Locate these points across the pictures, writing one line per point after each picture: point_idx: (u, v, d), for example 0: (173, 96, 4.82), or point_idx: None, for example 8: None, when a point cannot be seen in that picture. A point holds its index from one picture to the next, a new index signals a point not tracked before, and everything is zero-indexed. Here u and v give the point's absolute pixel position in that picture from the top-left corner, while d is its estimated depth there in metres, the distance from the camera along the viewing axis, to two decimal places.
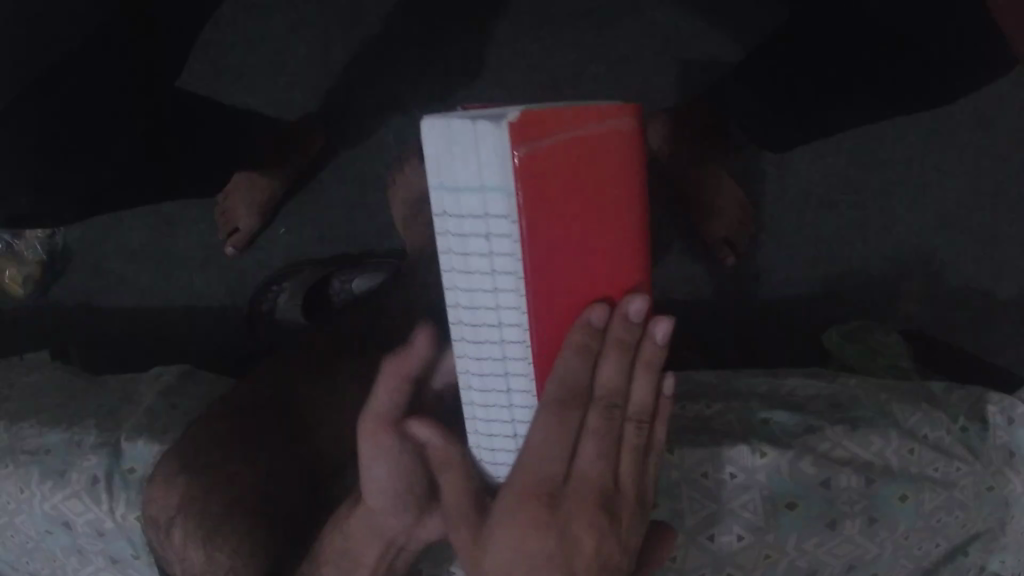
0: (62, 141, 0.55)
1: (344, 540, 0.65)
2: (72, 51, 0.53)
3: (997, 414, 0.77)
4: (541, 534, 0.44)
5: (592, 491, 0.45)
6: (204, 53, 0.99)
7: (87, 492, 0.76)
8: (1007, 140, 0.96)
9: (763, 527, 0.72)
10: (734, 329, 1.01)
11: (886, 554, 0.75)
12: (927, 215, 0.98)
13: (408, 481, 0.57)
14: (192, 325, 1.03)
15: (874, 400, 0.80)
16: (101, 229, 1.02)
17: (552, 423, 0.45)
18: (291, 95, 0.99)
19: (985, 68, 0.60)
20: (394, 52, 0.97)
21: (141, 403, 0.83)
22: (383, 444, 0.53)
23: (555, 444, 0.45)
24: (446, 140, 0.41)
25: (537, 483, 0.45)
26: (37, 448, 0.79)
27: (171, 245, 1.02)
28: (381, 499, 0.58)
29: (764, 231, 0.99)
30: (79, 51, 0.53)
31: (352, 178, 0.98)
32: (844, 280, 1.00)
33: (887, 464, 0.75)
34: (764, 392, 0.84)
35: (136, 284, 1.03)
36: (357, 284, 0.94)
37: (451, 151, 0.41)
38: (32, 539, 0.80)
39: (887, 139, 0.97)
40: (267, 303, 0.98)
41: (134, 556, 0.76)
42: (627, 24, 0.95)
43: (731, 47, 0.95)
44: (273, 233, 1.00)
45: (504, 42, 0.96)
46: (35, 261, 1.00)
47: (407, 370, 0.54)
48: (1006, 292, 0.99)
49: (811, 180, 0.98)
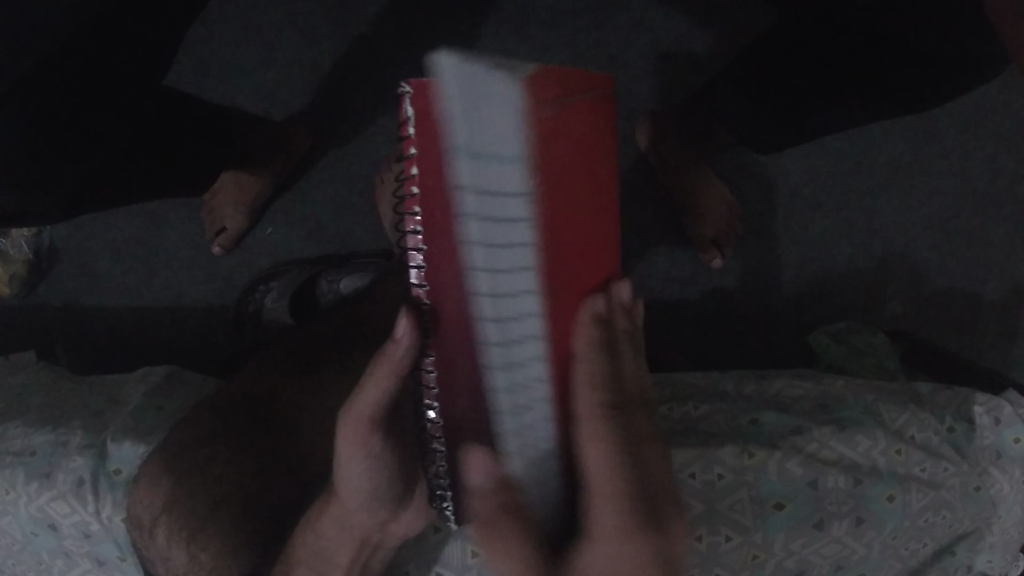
0: (57, 141, 0.55)
1: (318, 536, 0.66)
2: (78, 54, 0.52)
3: (983, 414, 0.78)
4: (641, 539, 0.40)
5: (661, 476, 0.42)
6: (191, 50, 0.98)
7: (73, 494, 0.75)
8: (992, 141, 0.97)
9: (751, 528, 0.72)
10: (723, 329, 1.01)
11: (873, 554, 0.75)
12: (914, 216, 0.99)
13: (387, 478, 0.61)
14: (181, 325, 1.02)
15: (860, 400, 0.80)
16: (89, 228, 1.01)
17: (607, 426, 0.39)
18: (279, 93, 0.98)
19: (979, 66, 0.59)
20: (383, 51, 0.97)
21: (129, 403, 0.82)
22: (362, 439, 0.56)
23: (619, 449, 0.39)
24: (473, 88, 0.26)
25: (623, 490, 0.39)
26: (23, 449, 0.78)
27: (158, 244, 1.01)
28: (361, 501, 0.62)
29: (752, 232, 0.99)
30: (87, 53, 0.53)
31: (340, 178, 0.99)
32: (832, 281, 1.00)
33: (874, 464, 0.75)
34: (751, 392, 0.84)
35: (124, 283, 1.02)
36: (344, 285, 0.94)
37: (479, 106, 0.27)
38: (18, 542, 0.79)
39: (875, 139, 0.97)
40: (254, 303, 0.97)
41: (121, 558, 0.76)
42: (615, 24, 0.96)
43: (718, 48, 0.96)
44: (261, 233, 1.00)
45: (494, 43, 0.97)
46: (21, 260, 1.00)
47: (394, 369, 0.49)
48: (991, 293, 1.01)
49: (799, 180, 0.98)
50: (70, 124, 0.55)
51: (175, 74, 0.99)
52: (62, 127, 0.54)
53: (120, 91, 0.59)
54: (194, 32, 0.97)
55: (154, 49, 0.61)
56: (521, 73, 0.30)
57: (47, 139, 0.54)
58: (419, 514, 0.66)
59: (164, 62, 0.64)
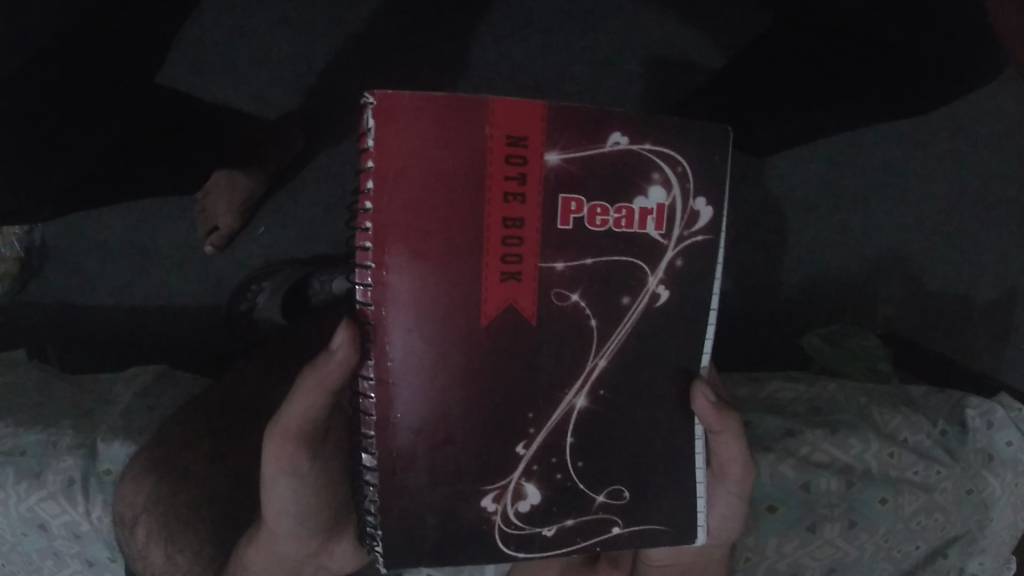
0: (47, 140, 0.54)
1: (259, 550, 0.60)
2: (66, 52, 0.51)
3: (976, 417, 0.78)
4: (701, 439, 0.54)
5: None
6: (184, 47, 0.98)
7: (63, 495, 0.74)
8: (985, 144, 0.98)
9: (744, 532, 0.72)
10: (719, 331, 1.01)
11: (864, 557, 0.75)
12: (908, 218, 0.99)
13: (314, 502, 0.56)
14: (172, 325, 1.02)
15: (853, 403, 0.79)
16: (79, 226, 1.01)
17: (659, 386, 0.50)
18: (272, 92, 0.98)
19: (978, 71, 0.58)
20: (377, 50, 0.97)
21: (119, 403, 0.82)
22: (288, 460, 0.52)
23: None
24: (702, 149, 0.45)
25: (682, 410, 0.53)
26: (12, 449, 0.77)
27: (149, 243, 1.01)
28: (290, 525, 0.56)
29: (746, 233, 0.99)
30: (76, 52, 0.52)
31: (332, 178, 0.99)
32: (826, 282, 1.00)
33: (866, 467, 0.75)
34: (745, 395, 0.83)
35: (116, 282, 1.02)
36: (335, 287, 0.92)
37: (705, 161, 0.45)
38: (8, 542, 0.78)
39: (869, 142, 0.98)
40: (245, 302, 0.97)
41: (111, 559, 0.75)
42: (610, 26, 0.96)
43: (711, 52, 0.97)
44: (251, 233, 1.00)
45: (488, 43, 0.97)
46: (12, 258, 0.98)
47: (323, 383, 0.47)
48: (983, 296, 1.01)
49: (792, 182, 0.98)
50: (59, 120, 0.54)
51: (167, 72, 0.98)
52: (50, 126, 0.54)
53: (116, 87, 0.59)
54: (188, 29, 0.97)
55: (146, 50, 0.61)
56: (637, 147, 0.44)
57: (38, 137, 0.53)
58: (354, 545, 0.62)
59: (155, 57, 0.63)
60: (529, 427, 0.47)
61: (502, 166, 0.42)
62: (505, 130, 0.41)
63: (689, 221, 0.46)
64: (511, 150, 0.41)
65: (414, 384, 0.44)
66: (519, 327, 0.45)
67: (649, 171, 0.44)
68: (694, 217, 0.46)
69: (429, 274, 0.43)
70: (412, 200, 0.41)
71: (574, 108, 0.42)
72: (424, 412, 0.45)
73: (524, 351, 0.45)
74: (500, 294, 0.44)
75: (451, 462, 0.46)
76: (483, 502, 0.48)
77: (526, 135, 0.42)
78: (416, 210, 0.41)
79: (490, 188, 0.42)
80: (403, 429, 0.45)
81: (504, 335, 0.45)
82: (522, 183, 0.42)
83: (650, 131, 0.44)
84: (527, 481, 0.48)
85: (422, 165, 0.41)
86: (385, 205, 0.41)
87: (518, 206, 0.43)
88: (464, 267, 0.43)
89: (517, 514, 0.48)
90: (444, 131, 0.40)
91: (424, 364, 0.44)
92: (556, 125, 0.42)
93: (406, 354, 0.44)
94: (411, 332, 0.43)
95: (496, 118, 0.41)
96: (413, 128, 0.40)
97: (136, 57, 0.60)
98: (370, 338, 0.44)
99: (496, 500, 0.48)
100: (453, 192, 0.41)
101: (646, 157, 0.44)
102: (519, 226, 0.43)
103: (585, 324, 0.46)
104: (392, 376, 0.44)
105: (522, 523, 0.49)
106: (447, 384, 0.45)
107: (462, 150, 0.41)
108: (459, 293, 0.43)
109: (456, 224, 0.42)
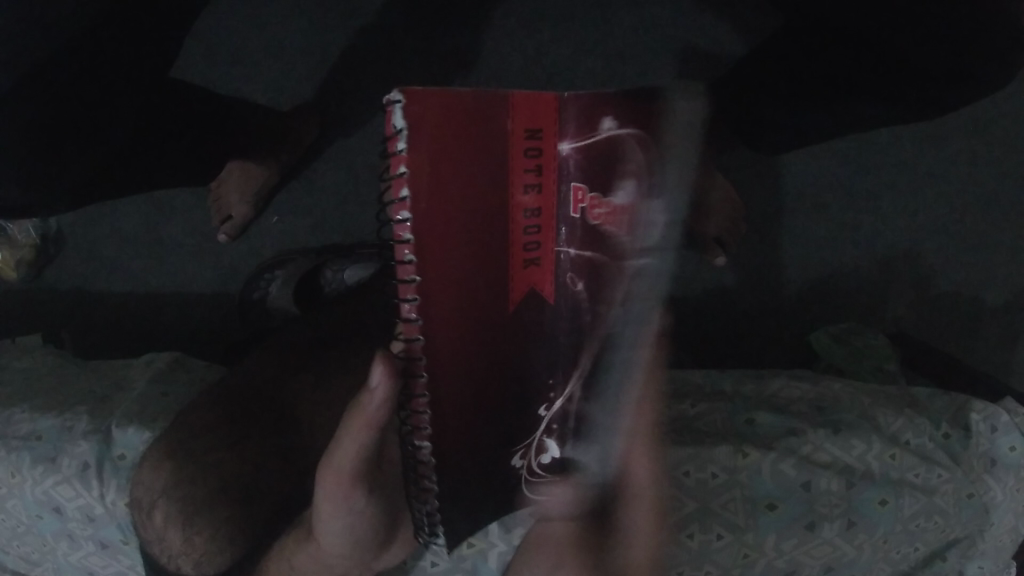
0: (57, 134, 0.55)
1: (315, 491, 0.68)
2: (87, 53, 0.52)
3: (979, 422, 0.78)
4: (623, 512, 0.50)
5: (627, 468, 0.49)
6: (200, 38, 0.98)
7: (79, 479, 0.76)
8: (1003, 146, 0.96)
9: (741, 527, 0.73)
10: (725, 328, 1.01)
11: (863, 557, 0.76)
12: (920, 219, 0.98)
13: (371, 519, 0.58)
14: (184, 311, 1.04)
15: (859, 404, 0.80)
16: (95, 213, 1.02)
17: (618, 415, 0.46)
18: (286, 83, 0.99)
19: (996, 63, 0.57)
20: (391, 42, 0.97)
21: (133, 389, 0.83)
22: (343, 494, 0.54)
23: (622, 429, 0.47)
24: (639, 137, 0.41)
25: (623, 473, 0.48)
26: (29, 433, 0.79)
27: (164, 229, 1.02)
28: (346, 542, 0.60)
29: (755, 231, 0.99)
30: (96, 53, 0.53)
31: (344, 168, 0.99)
32: (836, 282, 1.00)
33: (867, 467, 0.76)
34: (750, 391, 0.85)
35: (131, 269, 1.03)
36: (348, 275, 0.95)
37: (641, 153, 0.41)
38: (23, 524, 0.81)
39: (883, 141, 0.97)
40: (260, 290, 0.98)
41: (124, 542, 0.77)
42: (625, 19, 0.95)
43: (727, 47, 0.96)
44: (266, 221, 1.01)
45: (501, 35, 0.96)
46: (28, 244, 1.01)
47: (366, 421, 0.48)
48: (994, 298, 1.00)
49: (805, 181, 0.98)
50: (71, 121, 0.55)
51: (183, 62, 0.99)
52: (64, 124, 0.55)
53: (128, 84, 0.59)
54: (204, 19, 0.97)
55: (162, 48, 0.61)
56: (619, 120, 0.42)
57: (38, 143, 0.54)
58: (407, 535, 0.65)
59: (171, 54, 0.64)
60: (551, 393, 0.48)
61: (520, 157, 0.42)
62: (523, 123, 0.41)
63: (629, 232, 0.41)
64: (528, 142, 0.42)
65: (455, 381, 0.45)
66: (539, 310, 0.46)
67: (616, 162, 0.42)
68: (632, 224, 0.41)
69: (463, 271, 0.42)
70: (440, 200, 0.40)
71: (576, 99, 0.42)
72: (465, 405, 0.46)
73: (546, 334, 0.47)
74: (524, 278, 0.45)
75: (487, 442, 0.49)
76: (512, 461, 0.51)
77: (541, 126, 0.42)
78: (445, 209, 0.40)
79: (512, 178, 0.42)
80: (450, 427, 0.46)
81: (527, 317, 0.46)
82: (538, 173, 0.43)
83: (638, 117, 0.41)
84: (549, 438, 0.51)
85: (450, 166, 0.39)
86: (422, 212, 0.39)
87: (535, 195, 0.43)
88: (492, 259, 0.43)
89: (540, 465, 0.52)
90: (465, 125, 0.39)
91: (462, 359, 0.44)
92: (566, 115, 0.42)
93: (450, 357, 0.44)
94: (450, 330, 0.43)
95: (514, 112, 0.41)
96: (436, 124, 0.38)
97: (152, 53, 0.61)
98: (421, 356, 0.43)
99: (522, 458, 0.52)
100: (476, 187, 0.41)
101: (607, 145, 0.42)
102: (536, 214, 0.43)
103: (587, 314, 0.45)
104: (439, 378, 0.44)
105: (546, 473, 0.53)
106: (484, 376, 0.46)
107: (481, 144, 0.40)
108: (492, 286, 0.44)
109: (483, 218, 0.42)
